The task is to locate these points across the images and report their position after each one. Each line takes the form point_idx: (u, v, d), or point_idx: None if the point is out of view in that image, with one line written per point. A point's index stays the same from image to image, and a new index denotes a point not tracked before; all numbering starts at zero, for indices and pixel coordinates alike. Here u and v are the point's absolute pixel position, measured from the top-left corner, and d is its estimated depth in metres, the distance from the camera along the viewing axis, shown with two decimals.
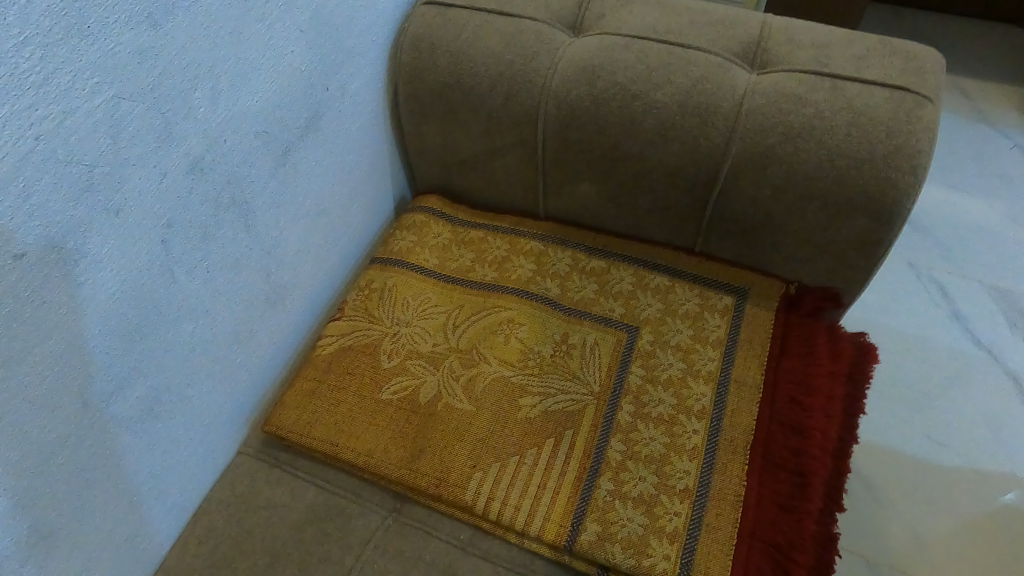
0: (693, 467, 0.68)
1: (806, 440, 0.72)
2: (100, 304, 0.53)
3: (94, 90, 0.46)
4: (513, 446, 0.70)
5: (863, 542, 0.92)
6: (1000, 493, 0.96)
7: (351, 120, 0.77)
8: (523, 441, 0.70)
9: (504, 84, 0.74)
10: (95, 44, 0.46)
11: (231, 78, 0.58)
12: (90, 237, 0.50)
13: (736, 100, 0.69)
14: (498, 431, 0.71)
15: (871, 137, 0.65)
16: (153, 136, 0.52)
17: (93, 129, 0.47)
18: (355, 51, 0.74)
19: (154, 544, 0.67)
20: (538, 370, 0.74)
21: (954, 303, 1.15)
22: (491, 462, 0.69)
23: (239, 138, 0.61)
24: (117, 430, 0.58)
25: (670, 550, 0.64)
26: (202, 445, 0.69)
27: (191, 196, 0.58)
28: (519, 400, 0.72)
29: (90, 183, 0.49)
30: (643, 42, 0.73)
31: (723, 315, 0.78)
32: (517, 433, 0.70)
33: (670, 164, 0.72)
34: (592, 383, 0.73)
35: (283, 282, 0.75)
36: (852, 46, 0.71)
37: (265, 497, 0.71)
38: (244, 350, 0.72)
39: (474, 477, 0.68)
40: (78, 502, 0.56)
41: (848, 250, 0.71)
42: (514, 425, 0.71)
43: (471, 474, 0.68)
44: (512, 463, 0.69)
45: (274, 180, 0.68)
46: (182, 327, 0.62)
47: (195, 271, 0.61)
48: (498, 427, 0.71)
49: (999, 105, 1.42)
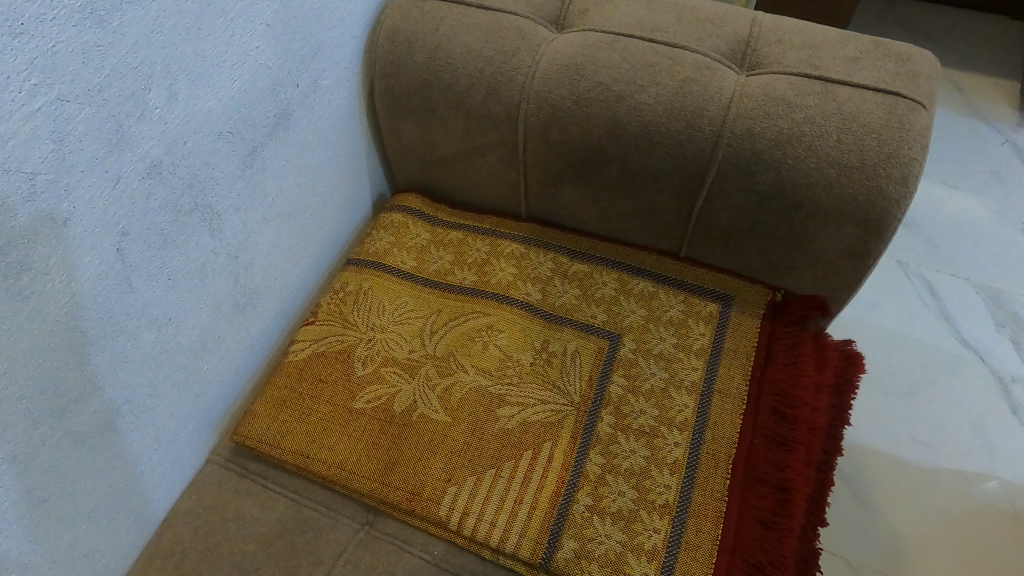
0: (673, 481, 0.67)
1: (789, 454, 0.71)
2: (50, 318, 0.49)
3: (33, 92, 0.43)
4: (489, 458, 0.68)
5: (846, 544, 0.91)
6: (985, 494, 0.95)
7: (323, 117, 0.74)
8: (500, 454, 0.68)
9: (483, 82, 0.71)
10: (32, 42, 0.42)
11: (190, 77, 0.54)
12: (35, 248, 0.46)
13: (724, 102, 0.66)
14: (475, 443, 0.68)
15: (862, 144, 0.62)
16: (103, 139, 0.49)
17: (32, 135, 0.44)
18: (326, 45, 0.70)
19: (116, 559, 0.64)
20: (516, 378, 0.72)
21: (943, 303, 1.14)
22: (466, 476, 0.67)
23: (201, 139, 0.58)
24: (73, 446, 0.55)
25: (649, 568, 0.62)
26: (166, 456, 0.67)
27: (148, 202, 0.55)
28: (496, 410, 0.70)
29: (34, 191, 0.45)
30: (628, 40, 0.70)
31: (707, 323, 0.76)
32: (494, 445, 0.68)
33: (654, 168, 0.69)
34: (572, 393, 0.71)
35: (252, 285, 0.72)
36: (843, 47, 0.69)
37: (233, 509, 0.68)
38: (211, 358, 0.69)
39: (448, 492, 0.66)
40: (28, 522, 0.53)
41: (837, 259, 0.69)
42: (491, 437, 0.69)
43: (445, 487, 0.66)
44: (488, 477, 0.67)
45: (240, 182, 0.65)
46: (141, 338, 0.59)
47: (155, 279, 0.58)
48: (475, 438, 0.69)
49: (992, 100, 1.40)
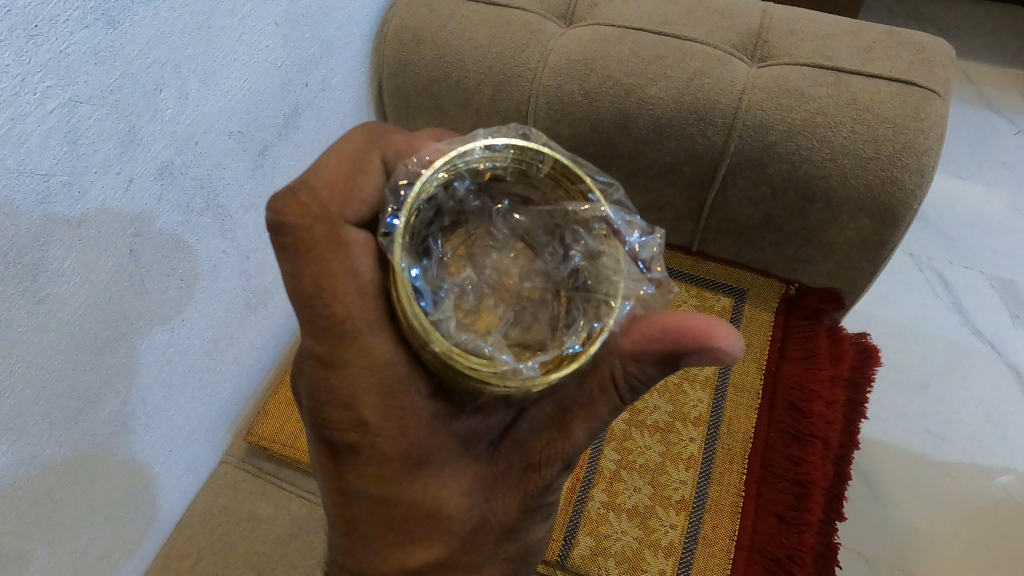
0: (689, 477, 0.68)
1: (806, 447, 0.70)
2: (66, 319, 0.49)
3: (46, 94, 0.43)
4: (606, 515, 0.66)
5: (861, 539, 0.91)
6: (995, 478, 0.96)
7: (332, 116, 0.74)
8: (608, 511, 0.66)
9: (493, 77, 0.70)
10: (45, 44, 0.42)
11: (201, 77, 0.54)
12: (49, 249, 0.46)
13: (735, 94, 0.65)
14: (592, 511, 0.66)
15: (877, 133, 0.61)
16: (116, 141, 0.49)
17: (47, 136, 0.44)
18: (334, 44, 0.70)
19: (134, 560, 0.65)
20: (634, 460, 0.68)
21: (956, 295, 1.12)
22: (598, 540, 0.65)
23: (212, 139, 0.58)
24: (89, 447, 0.55)
25: (666, 564, 0.64)
26: (183, 457, 0.68)
27: (161, 203, 0.54)
28: (615, 486, 0.67)
29: (49, 193, 0.45)
30: (637, 33, 0.70)
31: (720, 316, 0.77)
32: (614, 511, 0.66)
33: (665, 163, 0.69)
34: (615, 428, 0.70)
35: (264, 285, 0.72)
36: (856, 37, 0.68)
37: (250, 509, 0.70)
38: (224, 357, 0.69)
39: (595, 553, 0.64)
40: (47, 524, 0.53)
41: (851, 251, 0.68)
42: (602, 501, 0.67)
43: (592, 548, 0.64)
44: (601, 530, 0.65)
45: (252, 181, 0.64)
46: (155, 339, 0.58)
47: (168, 280, 0.58)
48: (592, 508, 0.66)
49: (1003, 89, 1.39)
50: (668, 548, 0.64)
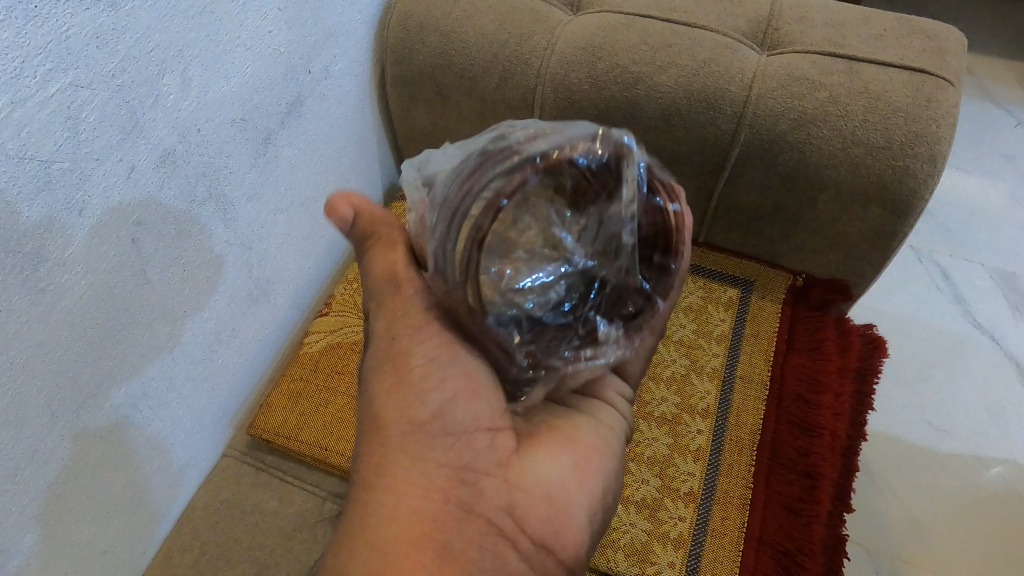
0: (697, 468, 0.67)
1: (814, 439, 0.71)
2: (67, 309, 0.48)
3: (46, 78, 0.42)
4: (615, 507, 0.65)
5: (864, 532, 0.91)
6: (990, 468, 0.96)
7: (334, 105, 0.73)
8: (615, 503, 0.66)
9: (499, 65, 0.69)
10: (45, 27, 0.41)
11: (203, 64, 0.53)
12: (49, 239, 0.45)
13: (746, 82, 0.64)
14: None
15: (889, 121, 0.60)
16: (118, 127, 0.47)
17: (48, 122, 0.43)
18: (337, 31, 0.69)
19: (136, 555, 0.65)
20: (641, 451, 0.68)
21: (956, 287, 1.12)
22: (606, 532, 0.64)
23: (214, 126, 0.56)
24: (90, 441, 0.54)
25: (675, 557, 0.63)
26: (185, 451, 0.67)
27: (162, 191, 0.53)
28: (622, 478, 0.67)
29: (49, 179, 0.44)
30: (645, 20, 0.69)
31: (727, 308, 0.77)
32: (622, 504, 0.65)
33: (674, 153, 0.68)
34: None
35: (267, 277, 0.71)
36: (867, 25, 0.67)
37: (252, 503, 0.69)
38: (227, 349, 0.68)
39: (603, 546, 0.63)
40: (48, 518, 0.52)
41: (861, 241, 0.68)
42: None
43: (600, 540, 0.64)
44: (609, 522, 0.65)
45: (254, 170, 0.63)
46: (157, 330, 0.57)
47: (169, 270, 0.57)
48: None
49: (1003, 81, 1.39)
50: (677, 540, 0.64)
